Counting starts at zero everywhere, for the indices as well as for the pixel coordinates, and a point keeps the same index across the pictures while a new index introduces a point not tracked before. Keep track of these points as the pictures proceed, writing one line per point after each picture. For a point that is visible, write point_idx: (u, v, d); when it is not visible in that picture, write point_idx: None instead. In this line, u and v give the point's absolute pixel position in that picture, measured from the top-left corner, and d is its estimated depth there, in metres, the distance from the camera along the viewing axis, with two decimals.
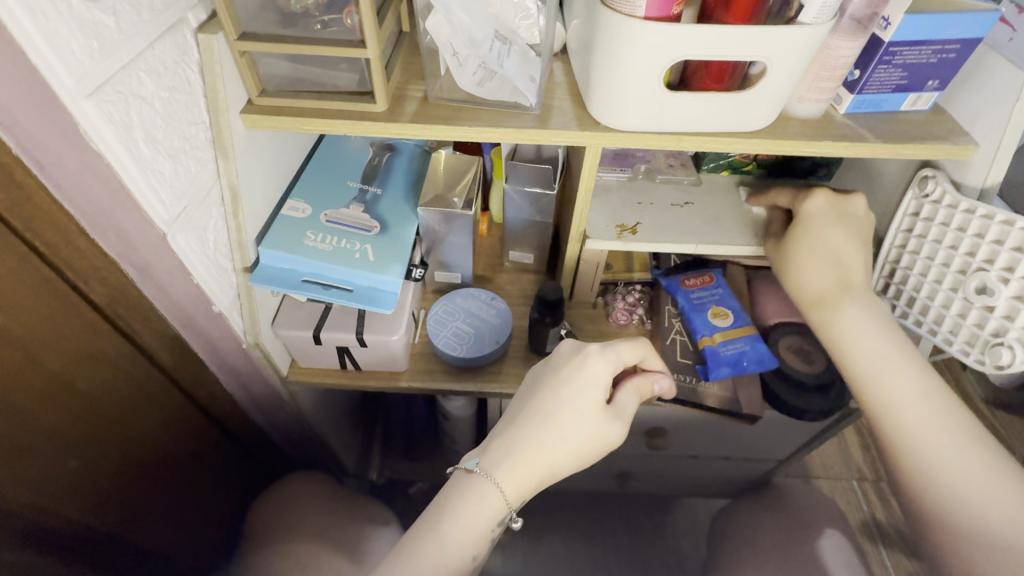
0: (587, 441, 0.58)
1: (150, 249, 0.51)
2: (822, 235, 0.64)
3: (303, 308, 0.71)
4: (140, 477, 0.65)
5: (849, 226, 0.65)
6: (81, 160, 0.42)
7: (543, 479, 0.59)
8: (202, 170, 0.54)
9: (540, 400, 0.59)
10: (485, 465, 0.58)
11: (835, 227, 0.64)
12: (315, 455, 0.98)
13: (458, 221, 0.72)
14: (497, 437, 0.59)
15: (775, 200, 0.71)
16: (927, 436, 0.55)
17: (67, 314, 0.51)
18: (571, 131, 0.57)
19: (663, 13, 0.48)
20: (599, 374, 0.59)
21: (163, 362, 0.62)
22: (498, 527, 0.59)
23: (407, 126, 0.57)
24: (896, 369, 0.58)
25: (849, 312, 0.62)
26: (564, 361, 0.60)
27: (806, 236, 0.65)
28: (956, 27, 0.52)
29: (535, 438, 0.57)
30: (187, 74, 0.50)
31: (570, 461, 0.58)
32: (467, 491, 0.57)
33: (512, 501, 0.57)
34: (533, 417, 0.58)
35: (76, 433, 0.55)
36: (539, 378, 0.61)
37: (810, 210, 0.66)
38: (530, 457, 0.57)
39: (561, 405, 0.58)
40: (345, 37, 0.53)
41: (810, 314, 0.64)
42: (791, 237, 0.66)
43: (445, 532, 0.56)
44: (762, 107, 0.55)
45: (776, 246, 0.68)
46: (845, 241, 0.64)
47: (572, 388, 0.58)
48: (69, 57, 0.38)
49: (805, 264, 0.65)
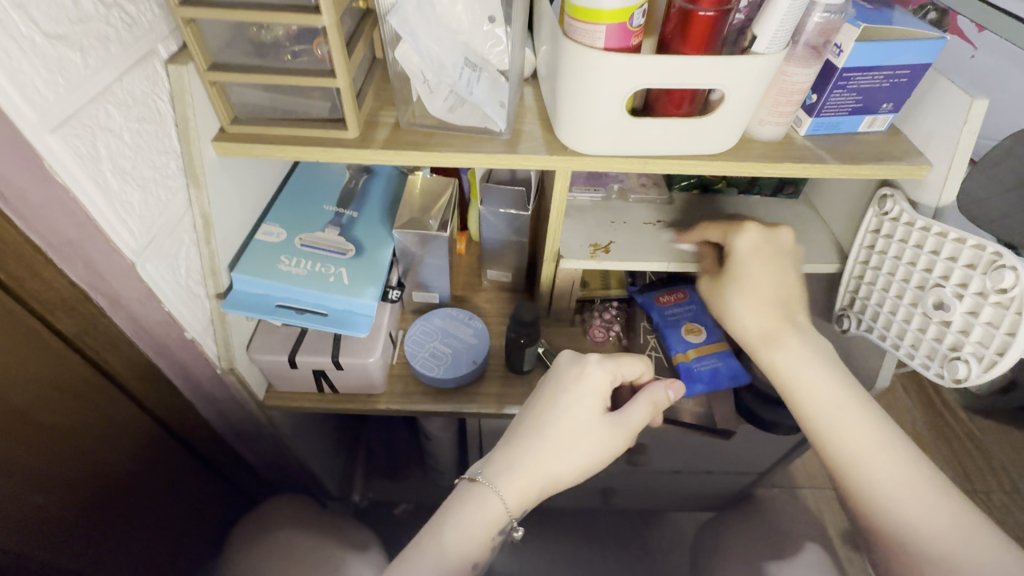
0: (587, 450, 0.58)
1: (119, 278, 0.51)
2: (757, 277, 0.64)
3: (279, 332, 0.71)
4: (110, 507, 0.64)
5: (784, 266, 0.65)
6: (46, 193, 0.42)
7: (545, 491, 0.58)
8: (173, 198, 0.55)
9: (540, 409, 0.60)
10: (487, 474, 0.58)
11: (767, 265, 0.64)
12: (294, 479, 0.97)
13: (434, 243, 0.72)
14: (500, 447, 0.60)
15: (703, 237, 0.71)
16: (874, 467, 0.57)
17: (31, 345, 0.50)
18: (540, 155, 0.59)
19: (622, 44, 0.50)
20: (598, 383, 0.60)
21: (134, 390, 0.62)
22: (500, 536, 0.58)
23: (379, 152, 0.58)
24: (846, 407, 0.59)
25: (797, 355, 0.61)
26: (564, 371, 0.61)
27: (746, 275, 0.65)
28: (905, 53, 0.54)
29: (534, 447, 0.58)
30: (157, 104, 0.51)
31: (572, 472, 0.58)
32: (467, 500, 0.57)
33: (512, 511, 0.57)
34: (533, 427, 0.59)
35: (39, 467, 0.54)
36: (539, 390, 0.62)
37: (742, 249, 0.65)
38: (531, 465, 0.57)
39: (560, 415, 0.59)
40: (315, 66, 0.54)
41: (759, 355, 0.63)
42: (726, 278, 0.66)
43: (446, 540, 0.56)
44: (723, 131, 0.56)
45: (715, 284, 0.68)
46: (779, 279, 0.64)
47: (571, 398, 0.59)
48: (33, 93, 0.39)
49: (747, 302, 0.64)
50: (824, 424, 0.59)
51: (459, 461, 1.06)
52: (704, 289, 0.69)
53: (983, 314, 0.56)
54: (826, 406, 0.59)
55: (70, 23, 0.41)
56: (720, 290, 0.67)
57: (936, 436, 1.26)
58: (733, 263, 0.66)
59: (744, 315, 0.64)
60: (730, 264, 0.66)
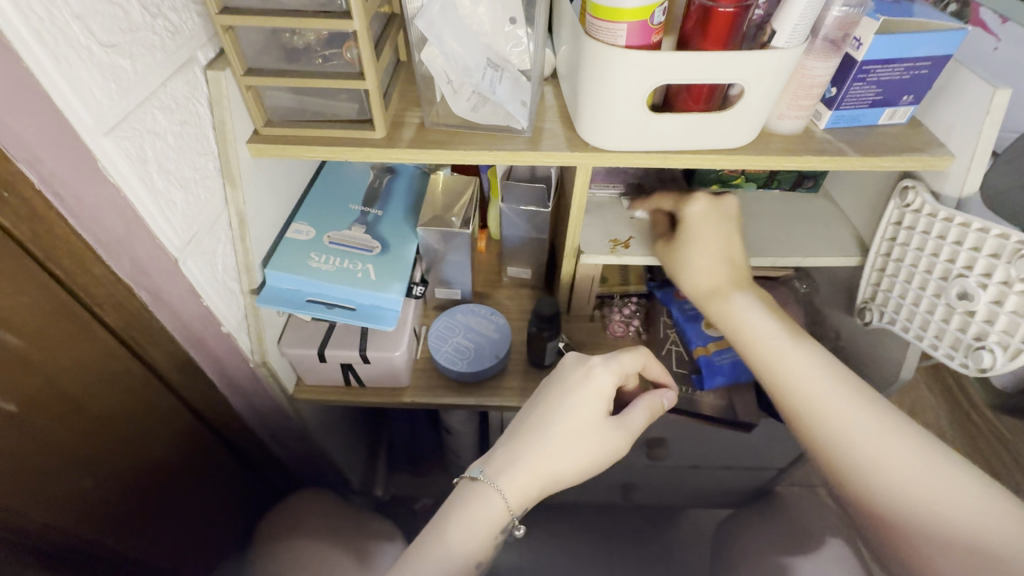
0: (589, 450, 0.59)
1: (161, 274, 0.53)
2: (707, 239, 0.67)
3: (308, 327, 0.73)
4: (148, 494, 0.67)
5: (726, 227, 0.68)
6: (98, 192, 0.45)
7: (546, 489, 0.60)
8: (211, 198, 0.57)
9: (544, 409, 0.61)
10: (488, 472, 0.59)
11: (717, 230, 0.68)
12: (319, 473, 1.00)
13: (457, 240, 0.74)
14: (500, 446, 0.61)
15: (659, 205, 0.73)
16: (821, 398, 0.57)
17: (80, 337, 0.53)
18: (562, 152, 0.60)
19: (643, 41, 0.51)
20: (602, 385, 0.62)
21: (173, 381, 0.65)
22: (502, 535, 0.59)
23: (405, 151, 0.60)
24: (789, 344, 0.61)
25: (739, 304, 0.64)
26: (568, 374, 0.63)
27: (694, 239, 0.68)
28: (926, 45, 0.55)
29: (538, 445, 0.59)
30: (197, 108, 0.54)
31: (574, 471, 0.59)
32: (469, 498, 0.59)
33: (514, 509, 0.58)
34: (536, 426, 0.60)
35: (87, 453, 0.57)
36: (541, 391, 0.63)
37: (692, 215, 0.68)
38: (534, 463, 0.59)
39: (564, 414, 0.60)
40: (345, 69, 0.56)
41: (710, 308, 0.66)
42: (679, 242, 0.68)
43: (449, 539, 0.56)
44: (741, 126, 0.57)
45: (667, 249, 0.69)
46: (724, 243, 0.67)
47: (575, 399, 0.61)
48: (90, 98, 0.41)
49: (695, 264, 0.67)
50: (773, 361, 0.61)
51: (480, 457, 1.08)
52: (658, 254, 0.71)
53: (1008, 303, 0.56)
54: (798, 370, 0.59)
55: (121, 32, 0.44)
56: (676, 253, 0.69)
57: (959, 432, 1.26)
58: (684, 230, 0.69)
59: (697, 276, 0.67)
60: (680, 230, 0.69)
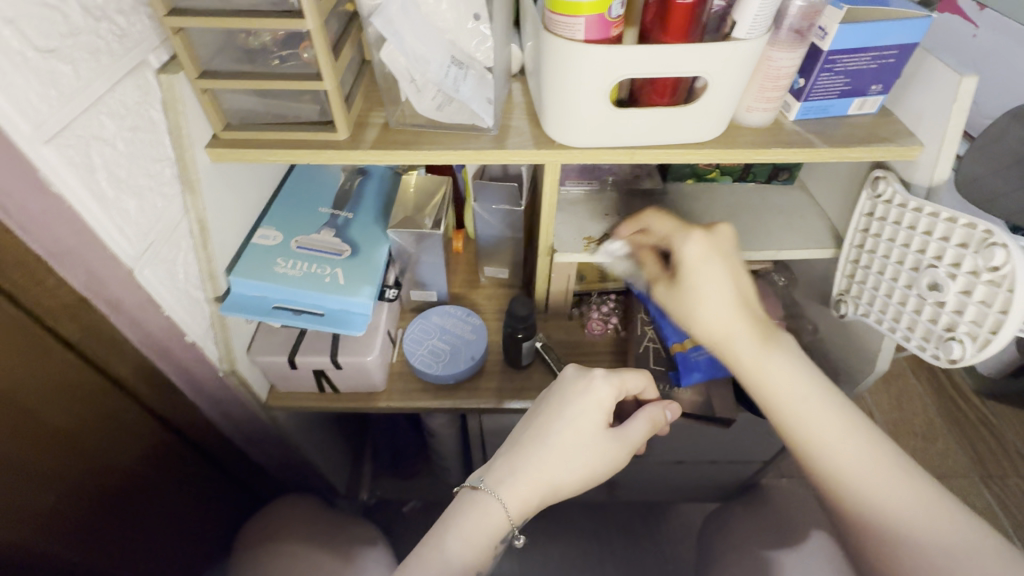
0: (587, 461, 0.58)
1: (118, 284, 0.52)
2: (711, 284, 0.59)
3: (278, 333, 0.73)
4: (117, 507, 0.66)
5: (731, 265, 0.60)
6: (44, 203, 0.44)
7: (545, 499, 0.59)
8: (169, 205, 0.56)
9: (544, 420, 0.60)
10: (488, 482, 0.59)
11: (718, 272, 0.59)
12: (301, 478, 0.98)
13: (430, 241, 0.73)
14: (500, 456, 0.61)
15: (648, 224, 0.67)
16: (831, 445, 0.55)
17: (33, 353, 0.51)
18: (528, 149, 0.59)
19: (603, 35, 0.50)
20: (601, 398, 0.60)
21: (137, 393, 0.63)
22: (502, 545, 0.59)
23: (368, 152, 0.59)
24: (807, 398, 0.57)
25: (760, 357, 0.58)
26: (570, 384, 0.62)
27: (700, 282, 0.59)
28: (894, 33, 0.54)
29: (536, 456, 0.58)
30: (150, 113, 0.52)
31: (572, 482, 0.58)
32: (469, 509, 0.58)
33: (514, 519, 0.57)
34: (536, 435, 0.59)
35: (48, 466, 0.56)
36: (544, 400, 0.62)
37: (690, 256, 0.60)
38: (535, 475, 0.58)
39: (563, 426, 0.59)
40: (303, 70, 0.54)
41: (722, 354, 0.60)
42: (683, 283, 0.61)
43: (449, 547, 0.56)
44: (709, 119, 0.56)
45: (671, 292, 0.62)
46: (731, 284, 0.59)
47: (575, 409, 0.60)
48: (27, 106, 0.40)
49: (707, 308, 0.59)
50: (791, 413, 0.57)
51: (464, 457, 1.07)
52: (661, 296, 0.64)
53: (976, 293, 0.56)
54: (833, 446, 0.55)
55: (61, 37, 0.42)
56: (680, 295, 0.61)
57: (946, 419, 1.27)
58: (685, 272, 0.60)
59: (810, 423, 0.56)
60: (680, 270, 0.61)
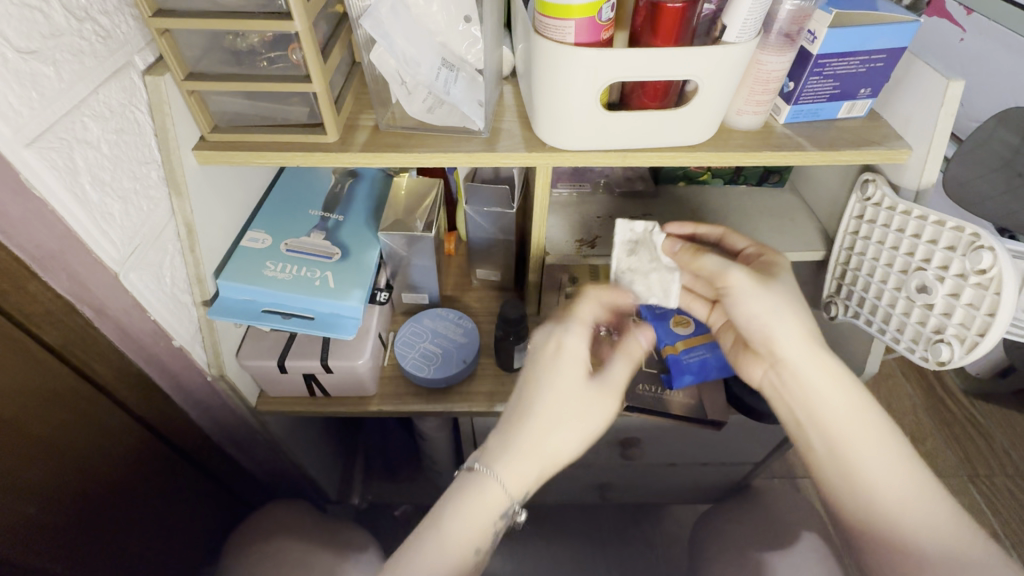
0: (577, 418, 0.56)
1: (102, 289, 0.51)
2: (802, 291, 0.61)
3: (267, 337, 0.72)
4: (104, 513, 0.65)
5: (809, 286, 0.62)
6: (25, 207, 0.43)
7: (545, 471, 0.57)
8: (155, 208, 0.55)
9: (526, 390, 0.57)
10: (484, 461, 0.57)
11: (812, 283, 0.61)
12: (292, 482, 0.97)
13: (421, 244, 0.73)
14: (495, 433, 0.58)
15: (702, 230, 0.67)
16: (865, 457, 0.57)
17: (17, 358, 0.50)
18: (518, 152, 0.59)
19: (593, 38, 0.50)
20: (575, 350, 0.58)
21: (123, 397, 0.62)
22: (504, 520, 0.58)
23: (358, 155, 0.58)
24: (854, 413, 0.58)
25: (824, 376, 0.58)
26: (540, 349, 0.59)
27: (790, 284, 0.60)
28: (881, 38, 0.54)
29: (529, 429, 0.56)
30: (136, 115, 0.51)
31: (567, 451, 0.57)
32: (468, 489, 0.56)
33: (514, 495, 0.56)
34: (522, 409, 0.57)
35: (31, 472, 0.55)
36: (524, 370, 0.60)
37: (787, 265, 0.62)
38: (529, 449, 0.56)
39: (545, 392, 0.56)
40: (291, 72, 0.54)
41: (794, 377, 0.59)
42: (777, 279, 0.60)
43: (447, 529, 0.55)
44: (699, 122, 0.56)
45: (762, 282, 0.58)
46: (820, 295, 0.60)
47: (553, 373, 0.57)
48: (7, 108, 0.39)
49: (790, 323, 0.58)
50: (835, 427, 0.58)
51: (456, 460, 1.06)
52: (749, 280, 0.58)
53: (964, 296, 0.56)
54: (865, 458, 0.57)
55: (43, 38, 0.42)
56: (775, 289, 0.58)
57: (937, 421, 1.28)
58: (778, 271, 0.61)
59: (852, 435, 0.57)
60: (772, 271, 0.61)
